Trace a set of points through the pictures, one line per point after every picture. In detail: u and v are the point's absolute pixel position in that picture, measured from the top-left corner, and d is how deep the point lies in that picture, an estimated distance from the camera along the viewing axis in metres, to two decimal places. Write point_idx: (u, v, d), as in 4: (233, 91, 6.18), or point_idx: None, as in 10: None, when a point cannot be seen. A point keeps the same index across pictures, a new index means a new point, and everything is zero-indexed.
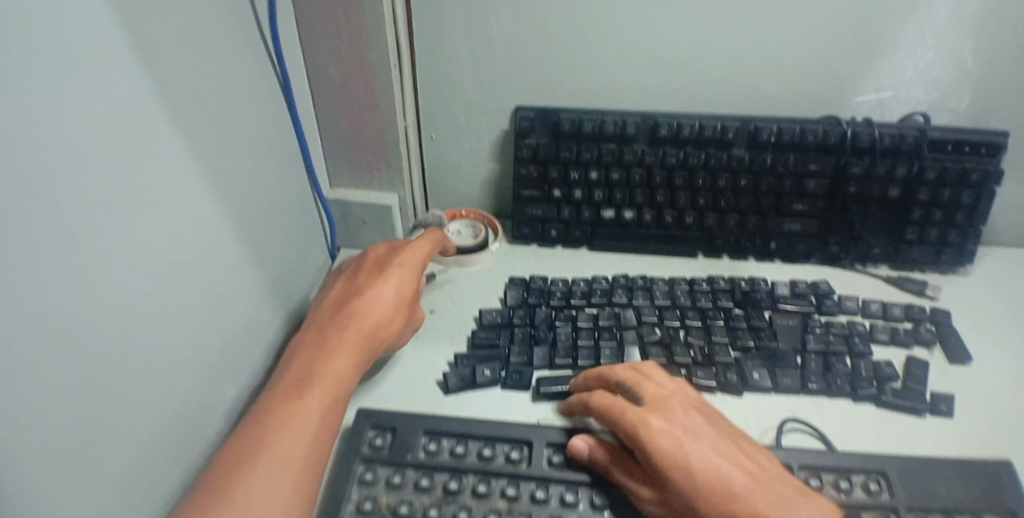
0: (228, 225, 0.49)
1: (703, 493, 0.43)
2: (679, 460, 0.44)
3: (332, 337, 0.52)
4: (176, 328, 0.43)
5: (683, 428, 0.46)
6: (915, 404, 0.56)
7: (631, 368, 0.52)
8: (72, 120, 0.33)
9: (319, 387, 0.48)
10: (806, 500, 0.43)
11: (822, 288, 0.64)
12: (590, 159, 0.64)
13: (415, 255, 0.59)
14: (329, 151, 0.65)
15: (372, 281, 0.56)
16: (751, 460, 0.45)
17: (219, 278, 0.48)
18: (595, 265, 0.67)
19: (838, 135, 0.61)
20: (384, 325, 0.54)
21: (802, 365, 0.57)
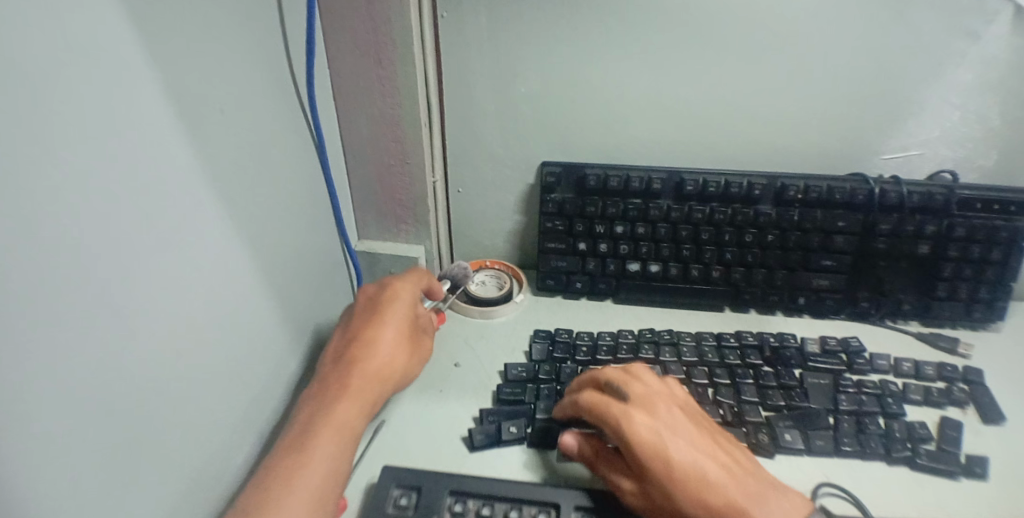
0: (258, 282, 0.50)
1: (682, 484, 0.46)
2: (661, 455, 0.47)
3: (336, 387, 0.51)
4: (199, 385, 0.44)
5: (665, 425, 0.49)
6: (950, 468, 0.54)
7: (622, 369, 0.55)
8: (101, 189, 0.34)
9: (325, 435, 0.48)
10: (777, 495, 0.46)
11: (852, 346, 0.63)
12: (615, 214, 0.64)
13: (405, 292, 0.59)
14: (359, 204, 0.66)
15: (371, 326, 0.56)
16: (728, 456, 0.48)
17: (247, 334, 0.49)
18: (620, 317, 0.67)
19: (866, 193, 0.62)
20: (385, 370, 0.54)
21: (834, 426, 0.56)
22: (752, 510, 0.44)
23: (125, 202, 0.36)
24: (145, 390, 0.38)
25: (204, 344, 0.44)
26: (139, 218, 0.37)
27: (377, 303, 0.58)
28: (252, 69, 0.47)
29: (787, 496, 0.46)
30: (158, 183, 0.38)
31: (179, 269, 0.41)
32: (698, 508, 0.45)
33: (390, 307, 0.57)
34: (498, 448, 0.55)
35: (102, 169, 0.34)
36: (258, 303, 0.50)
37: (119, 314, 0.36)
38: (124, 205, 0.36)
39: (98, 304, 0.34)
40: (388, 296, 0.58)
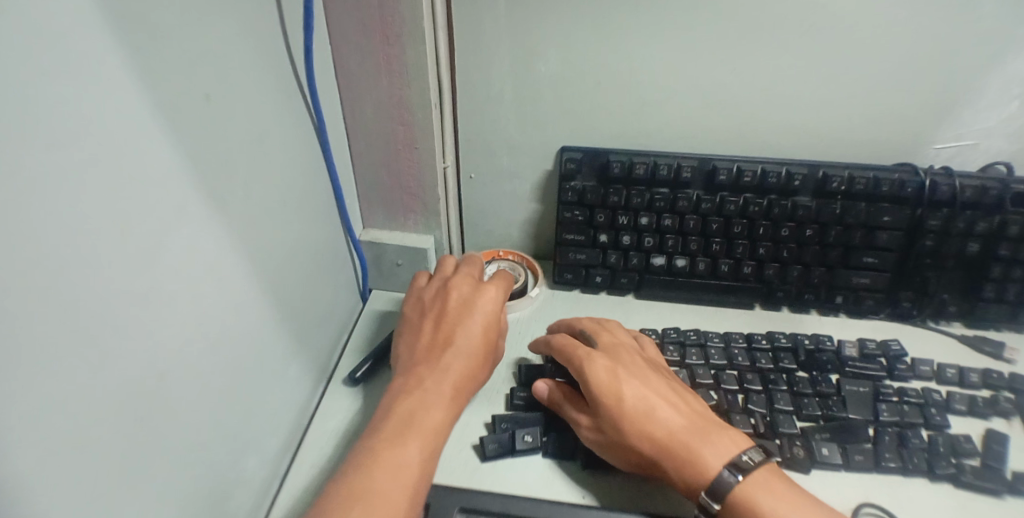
0: (253, 284, 0.45)
1: (628, 417, 0.47)
2: (611, 389, 0.48)
3: (438, 397, 0.48)
4: (200, 402, 0.40)
5: (625, 366, 0.51)
6: (996, 486, 0.50)
7: (597, 322, 0.58)
8: (71, 196, 0.29)
9: (417, 438, 0.45)
10: (727, 434, 0.46)
11: (893, 350, 0.58)
12: (640, 205, 0.59)
13: (495, 291, 0.55)
14: (364, 191, 0.61)
15: (468, 326, 0.52)
16: (682, 397, 0.49)
17: (245, 342, 0.45)
18: (643, 314, 0.62)
19: (915, 187, 0.57)
20: (474, 378, 0.51)
21: (875, 439, 0.52)
22: (696, 445, 0.45)
23: (98, 214, 0.31)
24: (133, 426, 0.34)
25: (198, 362, 0.39)
26: (117, 231, 0.32)
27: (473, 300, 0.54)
28: (244, 50, 0.42)
29: (736, 436, 0.46)
30: (143, 184, 0.34)
31: (172, 279, 0.36)
32: (643, 440, 0.46)
33: (488, 309, 0.54)
34: (513, 458, 0.52)
35: (72, 175, 0.29)
36: (255, 309, 0.46)
37: (100, 344, 0.31)
38: (100, 218, 0.31)
39: (75, 337, 0.30)
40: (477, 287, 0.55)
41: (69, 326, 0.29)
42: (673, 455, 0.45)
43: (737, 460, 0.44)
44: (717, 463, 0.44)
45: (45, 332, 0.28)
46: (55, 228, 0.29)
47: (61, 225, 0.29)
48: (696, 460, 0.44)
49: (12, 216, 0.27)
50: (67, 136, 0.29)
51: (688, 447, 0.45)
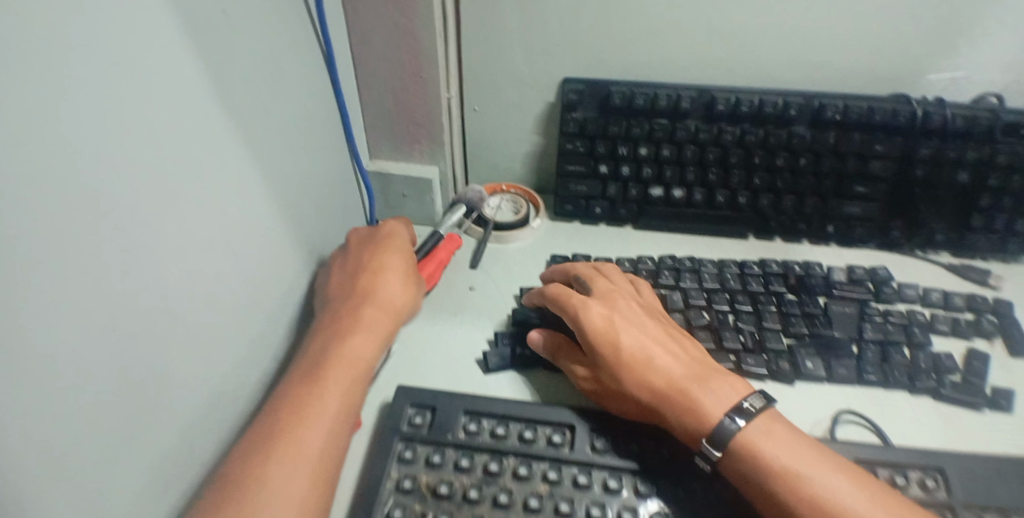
0: (267, 198, 0.48)
1: (628, 367, 0.49)
2: (608, 338, 0.51)
3: (350, 322, 0.49)
4: (216, 299, 0.43)
5: (620, 314, 0.53)
6: (974, 398, 0.53)
7: (593, 267, 0.59)
8: (103, 86, 0.32)
9: (336, 373, 0.45)
10: (724, 381, 0.48)
11: (880, 275, 0.60)
12: (640, 135, 0.60)
13: (399, 233, 0.58)
14: (371, 123, 0.63)
15: (374, 261, 0.54)
16: (676, 345, 0.51)
17: (259, 252, 0.48)
18: (641, 244, 0.64)
19: (908, 114, 0.58)
20: (394, 304, 0.52)
21: (858, 354, 0.55)
22: (693, 392, 0.47)
23: (120, 109, 0.33)
24: (151, 316, 0.37)
25: (212, 266, 0.42)
26: (136, 128, 0.34)
27: (379, 241, 0.56)
28: None
29: (733, 382, 0.48)
30: (166, 85, 0.36)
31: (192, 181, 0.39)
32: (643, 390, 0.48)
33: (392, 245, 0.56)
34: (514, 371, 0.55)
35: (98, 71, 0.31)
36: (268, 225, 0.48)
37: (123, 232, 0.34)
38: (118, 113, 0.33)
39: (101, 222, 0.32)
40: (385, 237, 0.57)
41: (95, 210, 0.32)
42: (674, 403, 0.47)
43: (740, 407, 0.46)
44: (719, 411, 0.46)
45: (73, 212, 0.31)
46: (85, 120, 0.31)
47: (89, 117, 0.31)
48: (695, 406, 0.46)
49: (45, 99, 0.29)
50: (96, 31, 0.31)
51: (686, 394, 0.47)
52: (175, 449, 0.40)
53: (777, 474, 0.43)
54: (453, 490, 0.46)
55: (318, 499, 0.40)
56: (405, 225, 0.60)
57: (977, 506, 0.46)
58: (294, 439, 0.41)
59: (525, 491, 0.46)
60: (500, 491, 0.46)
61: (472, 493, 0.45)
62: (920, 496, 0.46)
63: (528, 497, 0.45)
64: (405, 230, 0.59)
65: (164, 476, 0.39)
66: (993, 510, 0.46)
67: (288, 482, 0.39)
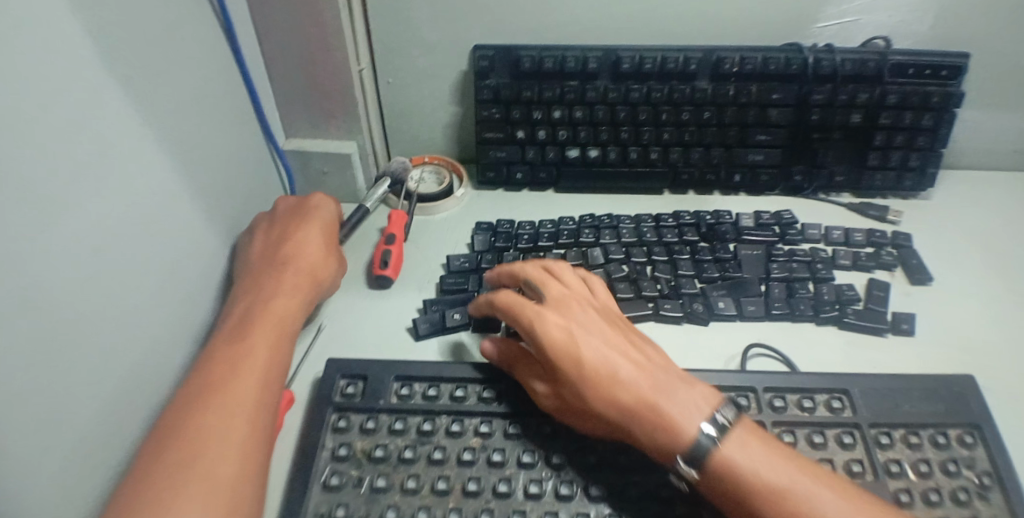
0: (177, 178, 0.47)
1: (590, 379, 0.46)
2: (569, 353, 0.47)
3: (277, 282, 0.51)
4: (132, 283, 0.42)
5: (577, 322, 0.49)
6: (877, 325, 0.57)
7: (542, 268, 0.54)
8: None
9: (263, 327, 0.47)
10: (690, 389, 0.45)
11: (785, 218, 0.64)
12: (553, 97, 0.61)
13: (323, 198, 0.60)
14: (282, 100, 0.63)
15: (293, 227, 0.56)
16: (638, 352, 0.48)
17: (172, 234, 0.47)
18: (563, 205, 0.66)
19: (800, 64, 0.60)
20: (320, 265, 0.54)
21: (765, 292, 0.58)
22: (661, 404, 0.44)
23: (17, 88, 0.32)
24: (66, 303, 0.35)
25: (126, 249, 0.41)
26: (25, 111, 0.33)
27: (303, 206, 0.58)
28: None
29: (700, 389, 0.45)
30: (60, 63, 0.35)
31: (98, 162, 0.38)
32: (610, 404, 0.45)
33: (318, 211, 0.58)
34: (444, 336, 0.56)
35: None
36: (178, 208, 0.47)
37: (27, 215, 0.33)
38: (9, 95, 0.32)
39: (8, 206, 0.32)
40: (305, 202, 0.59)
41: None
42: (643, 417, 0.44)
43: (712, 417, 0.43)
44: (693, 425, 0.43)
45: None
46: None
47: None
48: (667, 421, 0.43)
49: None
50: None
51: (656, 409, 0.44)
52: (104, 435, 0.39)
53: (759, 492, 0.40)
54: (388, 452, 0.47)
55: (262, 437, 0.41)
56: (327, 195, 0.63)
57: (883, 424, 0.49)
58: (231, 385, 0.42)
59: (458, 446, 0.48)
60: (435, 449, 0.47)
61: (407, 453, 0.47)
62: (826, 417, 0.49)
63: (462, 452, 0.47)
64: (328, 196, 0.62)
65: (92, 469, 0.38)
66: (900, 425, 0.49)
67: (228, 422, 0.40)
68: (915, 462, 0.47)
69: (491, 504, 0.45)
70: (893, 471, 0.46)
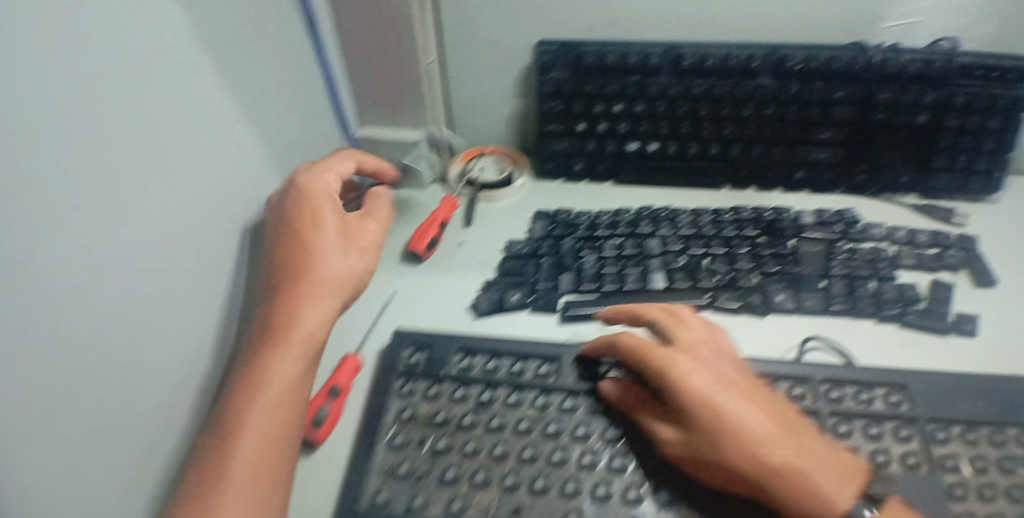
0: (232, 158, 0.52)
1: (734, 435, 0.44)
2: (709, 404, 0.46)
3: (273, 336, 0.48)
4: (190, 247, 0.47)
5: (712, 372, 0.48)
6: (939, 324, 0.56)
7: (666, 310, 0.54)
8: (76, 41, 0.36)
9: (259, 397, 0.45)
10: (830, 453, 0.45)
11: (848, 216, 0.63)
12: (614, 91, 0.63)
13: (319, 198, 0.55)
14: (357, 89, 0.67)
15: (295, 260, 0.52)
16: (774, 408, 0.47)
17: (227, 206, 0.51)
18: (620, 198, 0.68)
19: (863, 62, 0.60)
20: (322, 301, 0.51)
21: (825, 288, 0.58)
22: (808, 468, 0.43)
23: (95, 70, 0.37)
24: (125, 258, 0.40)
25: (186, 215, 0.46)
26: (112, 91, 0.39)
27: (302, 217, 0.54)
28: None
29: (841, 455, 0.45)
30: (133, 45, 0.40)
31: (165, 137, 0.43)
32: (754, 462, 0.44)
33: (320, 221, 0.54)
34: (503, 315, 0.59)
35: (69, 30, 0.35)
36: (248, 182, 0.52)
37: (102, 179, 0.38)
38: (99, 77, 0.37)
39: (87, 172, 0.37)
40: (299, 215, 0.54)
41: (80, 160, 0.36)
42: (788, 479, 0.43)
43: (864, 491, 0.43)
44: (840, 494, 0.42)
45: (68, 164, 0.35)
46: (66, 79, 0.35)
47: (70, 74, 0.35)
48: (814, 487, 0.43)
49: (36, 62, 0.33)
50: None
51: (804, 474, 0.43)
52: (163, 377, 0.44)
53: None
54: (449, 417, 0.51)
55: None
56: (327, 169, 0.57)
57: (942, 419, 0.48)
58: (224, 480, 0.42)
59: (516, 416, 0.50)
60: (493, 417, 0.50)
61: (468, 419, 0.50)
62: (884, 410, 0.48)
63: (519, 421, 0.50)
64: (330, 183, 0.57)
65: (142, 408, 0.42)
66: (958, 422, 0.48)
67: None
68: (972, 458, 0.46)
69: (546, 471, 0.47)
70: (949, 466, 0.45)
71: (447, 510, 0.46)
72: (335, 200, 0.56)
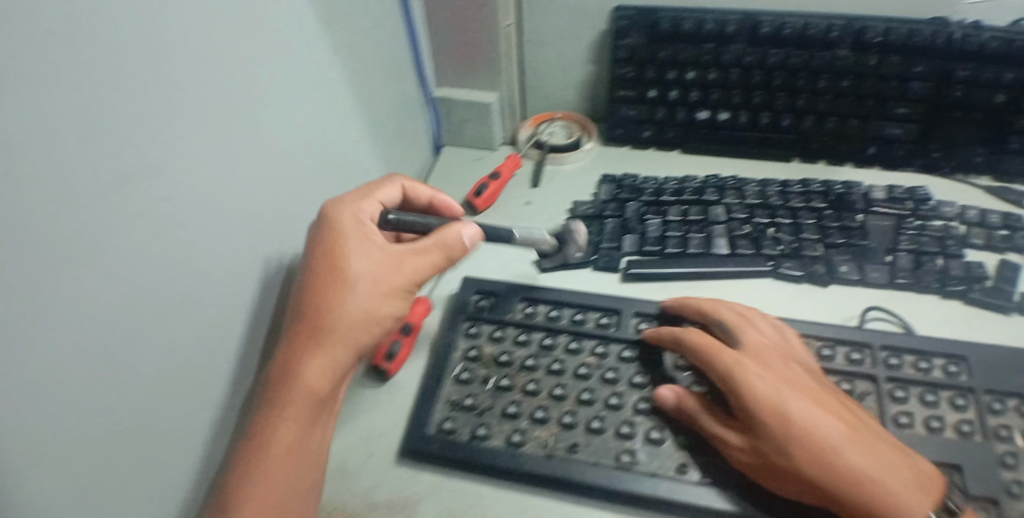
0: (343, 105, 0.55)
1: (806, 443, 0.43)
2: (777, 408, 0.45)
3: (278, 394, 0.45)
4: (298, 186, 0.50)
5: (781, 376, 0.47)
6: (1004, 303, 0.55)
7: (736, 311, 0.53)
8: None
9: (266, 463, 0.43)
10: (907, 463, 0.43)
11: (919, 193, 0.62)
12: (688, 59, 0.64)
13: (347, 231, 0.48)
14: (437, 50, 0.70)
15: (314, 310, 0.46)
16: (848, 413, 0.46)
17: (334, 150, 0.55)
18: (687, 165, 0.70)
19: (944, 38, 0.59)
20: (329, 353, 0.46)
21: (891, 261, 0.58)
22: (881, 481, 0.42)
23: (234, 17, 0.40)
24: (251, 195, 0.44)
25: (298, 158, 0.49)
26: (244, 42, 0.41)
27: (323, 254, 0.48)
28: None
29: (917, 464, 0.44)
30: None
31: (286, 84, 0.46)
32: (825, 471, 0.43)
33: (340, 260, 0.47)
34: (567, 271, 0.62)
35: None
36: (344, 129, 0.56)
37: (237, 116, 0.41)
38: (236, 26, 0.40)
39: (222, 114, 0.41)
40: (323, 252, 0.48)
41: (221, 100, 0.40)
42: (861, 489, 0.42)
43: (942, 503, 0.42)
44: (914, 505, 0.42)
45: (210, 103, 0.39)
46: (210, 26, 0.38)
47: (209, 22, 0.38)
48: (888, 497, 0.42)
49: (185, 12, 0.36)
50: None
51: (879, 485, 0.42)
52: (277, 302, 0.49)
53: None
54: (512, 358, 0.54)
55: None
56: (364, 197, 0.51)
57: (998, 392, 0.48)
58: None
59: (576, 362, 0.53)
60: (554, 361, 0.53)
61: (530, 362, 0.53)
62: (941, 379, 0.49)
63: (578, 367, 0.53)
64: (365, 210, 0.51)
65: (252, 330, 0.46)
66: (1015, 396, 0.48)
67: None
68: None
69: (603, 414, 0.50)
70: (1002, 435, 0.46)
71: (508, 443, 0.50)
72: (366, 232, 0.49)
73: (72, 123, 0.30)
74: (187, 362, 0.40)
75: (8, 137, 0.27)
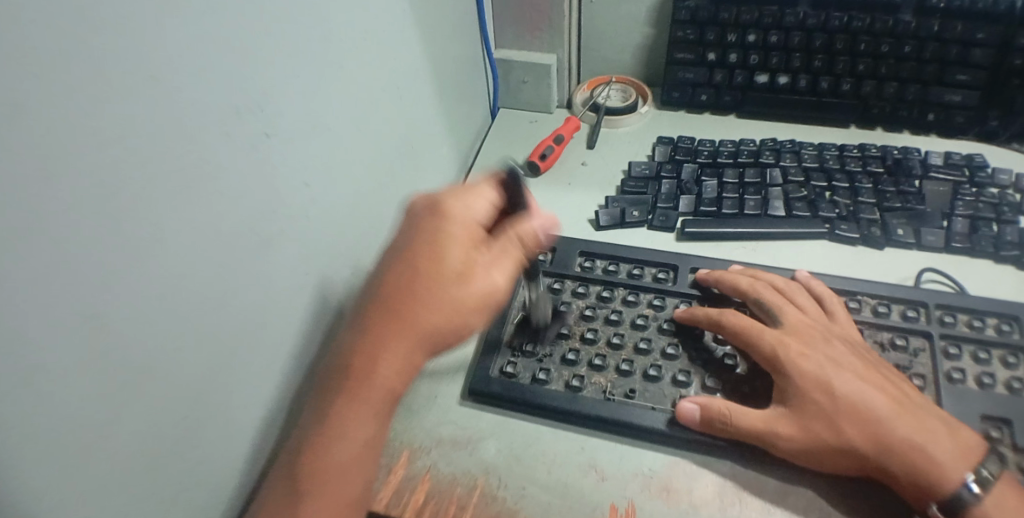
0: (418, 62, 0.57)
1: (849, 415, 0.45)
2: (820, 383, 0.46)
3: (352, 387, 0.41)
4: (374, 135, 0.52)
5: (824, 354, 0.48)
6: None
7: (774, 288, 0.54)
8: None
9: (338, 454, 0.41)
10: (950, 433, 0.44)
11: (977, 161, 0.62)
12: (750, 21, 0.65)
13: (456, 233, 0.45)
14: (499, 11, 0.72)
15: (402, 319, 0.42)
16: (893, 386, 0.47)
17: (409, 105, 0.57)
18: (743, 130, 0.71)
19: (1009, 5, 0.59)
20: (409, 359, 0.42)
21: (947, 226, 0.59)
22: (925, 450, 0.43)
23: None
24: (334, 138, 0.46)
25: (378, 108, 0.52)
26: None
27: (426, 254, 0.44)
28: None
29: (961, 435, 0.44)
30: None
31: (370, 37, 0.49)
32: (867, 443, 0.44)
33: (441, 267, 0.43)
34: (622, 229, 0.63)
35: None
36: (419, 82, 0.58)
37: (327, 59, 0.44)
38: None
39: (321, 62, 0.43)
40: (426, 259, 0.43)
41: (320, 49, 0.43)
42: (900, 459, 0.44)
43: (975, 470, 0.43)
44: (956, 472, 0.42)
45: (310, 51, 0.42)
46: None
47: None
48: (932, 467, 0.43)
49: None
50: None
51: (921, 454, 0.43)
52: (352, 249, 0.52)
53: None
54: (571, 308, 0.57)
55: None
56: (479, 197, 0.47)
57: None
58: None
59: (632, 313, 0.56)
60: (611, 311, 0.56)
61: (588, 311, 0.56)
62: (994, 337, 0.51)
63: (635, 317, 0.55)
64: (480, 210, 0.47)
65: (330, 274, 0.49)
66: None
67: None
68: None
69: (659, 362, 0.53)
70: None
71: (567, 388, 0.53)
72: (476, 238, 0.46)
73: (201, 60, 0.33)
74: (278, 293, 0.43)
75: (160, 74, 0.30)
